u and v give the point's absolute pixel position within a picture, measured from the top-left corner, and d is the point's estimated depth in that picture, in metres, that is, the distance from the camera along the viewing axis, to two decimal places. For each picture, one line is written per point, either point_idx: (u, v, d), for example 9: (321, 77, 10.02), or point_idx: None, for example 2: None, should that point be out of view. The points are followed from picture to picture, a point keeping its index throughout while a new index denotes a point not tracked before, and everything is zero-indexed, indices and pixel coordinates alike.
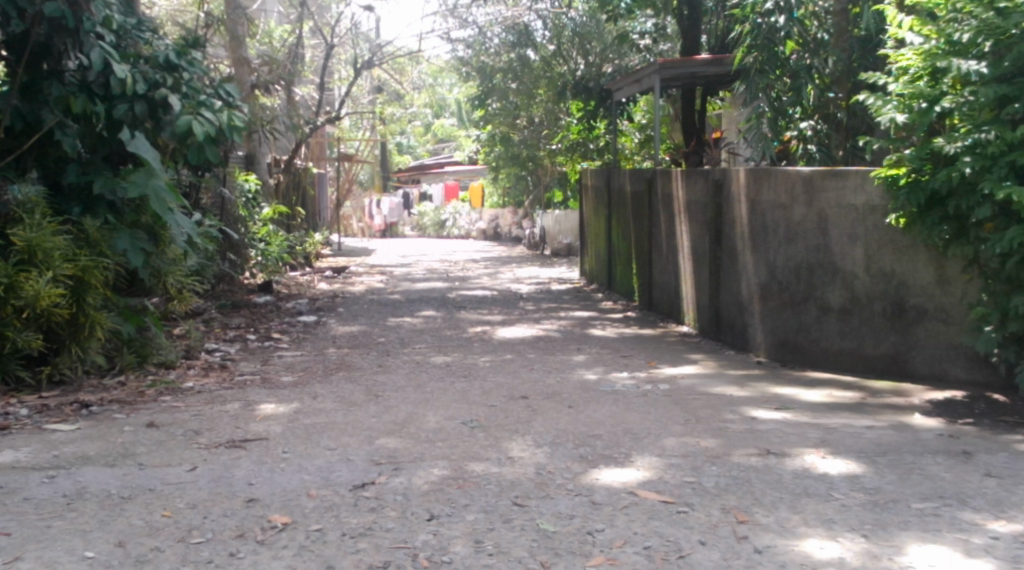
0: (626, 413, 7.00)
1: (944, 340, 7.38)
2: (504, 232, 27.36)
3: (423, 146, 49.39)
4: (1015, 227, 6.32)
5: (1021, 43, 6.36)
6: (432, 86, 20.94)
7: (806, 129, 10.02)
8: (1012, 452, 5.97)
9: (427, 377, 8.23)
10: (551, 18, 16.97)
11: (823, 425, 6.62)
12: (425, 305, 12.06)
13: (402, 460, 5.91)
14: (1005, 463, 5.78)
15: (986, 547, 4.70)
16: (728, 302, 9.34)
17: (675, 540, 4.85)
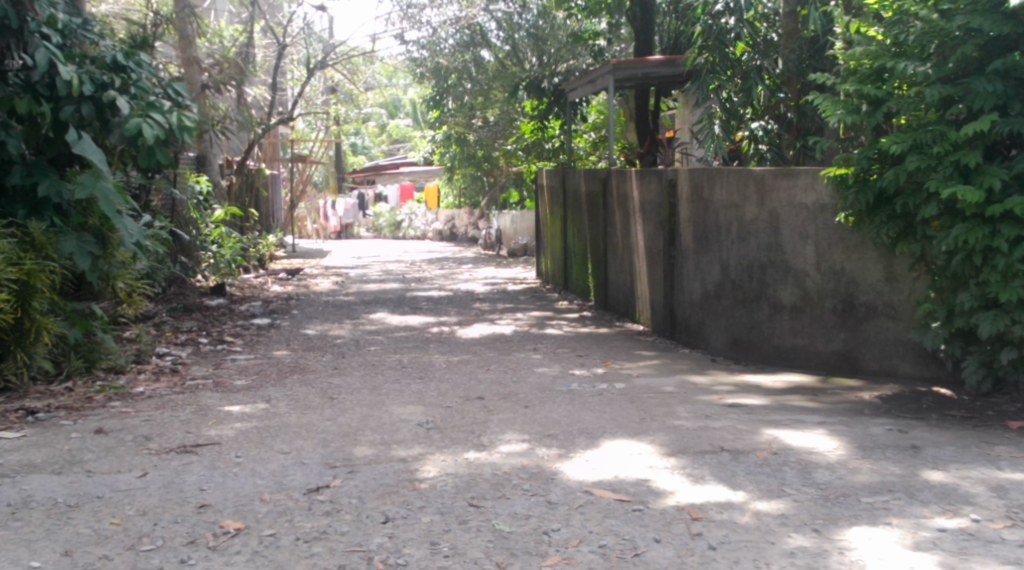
0: (581, 413, 7.05)
1: (894, 337, 7.50)
2: (460, 232, 27.36)
3: (379, 145, 49.29)
4: (960, 225, 6.47)
5: (963, 44, 6.52)
6: (386, 85, 20.89)
7: (757, 129, 10.28)
8: (959, 446, 6.10)
9: (382, 379, 8.21)
10: (504, 19, 16.86)
11: (775, 421, 6.72)
12: (380, 307, 12.03)
13: (358, 463, 5.90)
14: (952, 457, 5.91)
15: (933, 540, 4.81)
16: (682, 301, 9.44)
17: (630, 538, 4.90)
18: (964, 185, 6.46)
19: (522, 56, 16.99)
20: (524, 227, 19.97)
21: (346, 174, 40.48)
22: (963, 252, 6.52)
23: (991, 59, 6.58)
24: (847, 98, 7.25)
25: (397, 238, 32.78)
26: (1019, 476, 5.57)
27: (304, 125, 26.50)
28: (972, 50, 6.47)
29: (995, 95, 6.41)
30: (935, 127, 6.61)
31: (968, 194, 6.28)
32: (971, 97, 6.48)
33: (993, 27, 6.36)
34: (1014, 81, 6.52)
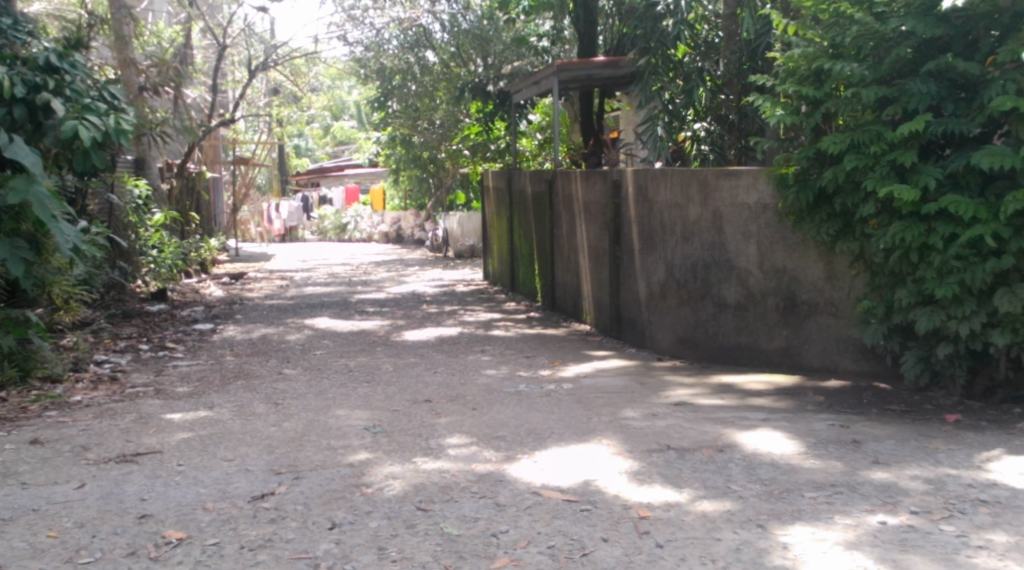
0: (528, 414, 7.06)
1: (834, 333, 7.62)
2: (406, 234, 27.25)
3: (322, 148, 48.84)
4: (897, 223, 6.59)
5: (899, 46, 6.64)
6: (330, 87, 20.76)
7: (700, 129, 10.40)
8: (899, 441, 6.21)
9: (328, 384, 8.15)
10: (449, 20, 16.81)
11: (720, 419, 6.79)
12: (325, 310, 11.95)
13: (303, 469, 5.85)
14: (892, 451, 6.02)
15: (874, 534, 4.89)
16: (628, 301, 9.49)
17: (579, 538, 4.91)
18: (901, 184, 6.59)
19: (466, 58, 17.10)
20: (471, 229, 19.97)
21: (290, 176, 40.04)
22: (900, 249, 6.65)
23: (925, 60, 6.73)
24: (787, 99, 7.39)
25: (343, 241, 32.54)
26: (956, 469, 5.69)
27: (246, 126, 26.18)
28: (906, 51, 6.62)
29: (930, 95, 6.55)
30: (871, 127, 6.74)
31: (904, 193, 6.40)
32: (907, 98, 6.61)
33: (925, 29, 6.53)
34: (947, 82, 6.67)
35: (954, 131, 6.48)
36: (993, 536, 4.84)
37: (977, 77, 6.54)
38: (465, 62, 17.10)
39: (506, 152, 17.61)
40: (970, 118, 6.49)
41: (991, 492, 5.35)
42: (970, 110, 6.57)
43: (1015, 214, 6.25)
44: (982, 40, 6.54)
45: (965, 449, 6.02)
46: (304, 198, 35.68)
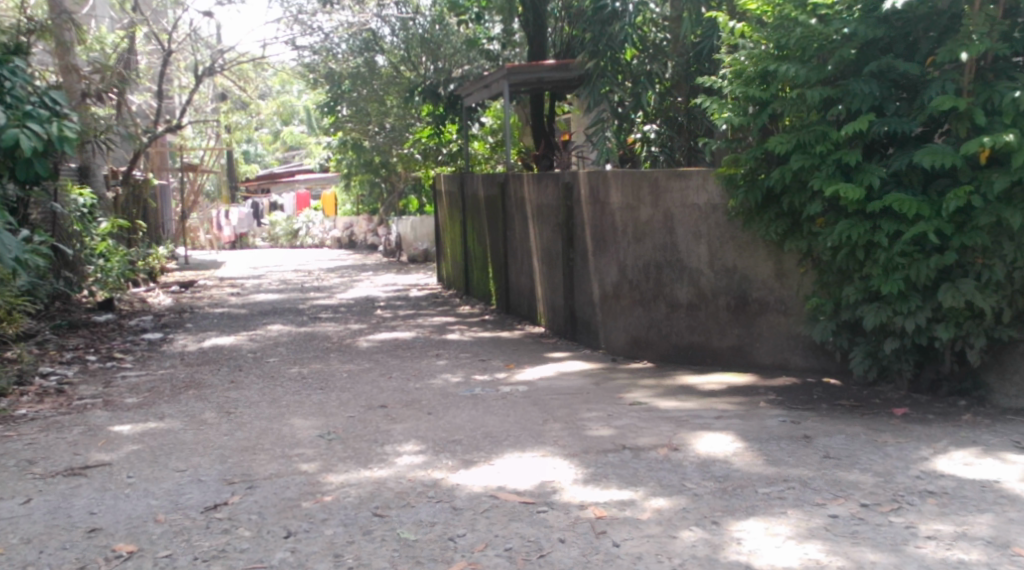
0: (484, 417, 7.07)
1: (784, 330, 7.75)
2: (359, 239, 27.11)
3: (272, 154, 48.45)
4: (843, 221, 6.70)
5: (842, 48, 6.74)
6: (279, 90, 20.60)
7: (649, 131, 10.41)
8: (849, 435, 6.31)
9: (282, 391, 8.10)
10: (400, 25, 16.69)
11: (674, 418, 6.86)
12: (277, 317, 11.86)
13: (257, 478, 5.80)
14: (842, 445, 6.12)
15: (826, 527, 4.96)
16: (582, 302, 9.54)
17: (536, 540, 4.92)
18: (847, 182, 6.69)
19: (416, 60, 17.01)
20: (425, 233, 19.94)
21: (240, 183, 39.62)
22: (847, 247, 6.75)
23: (868, 60, 6.82)
24: (735, 101, 7.47)
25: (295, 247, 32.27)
26: (904, 461, 5.79)
27: (194, 133, 25.86)
28: (850, 52, 6.71)
29: (873, 95, 6.65)
30: (817, 127, 6.83)
31: (849, 192, 6.50)
32: (850, 98, 6.71)
33: (867, 30, 6.63)
34: (889, 82, 6.79)
35: (897, 130, 6.60)
36: (942, 526, 4.93)
37: (918, 77, 6.67)
38: (415, 66, 17.14)
39: (458, 155, 17.62)
40: (913, 118, 6.60)
41: (938, 483, 5.45)
42: (912, 110, 6.70)
43: (957, 211, 6.38)
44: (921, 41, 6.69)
45: (913, 442, 6.13)
46: (255, 204, 35.30)
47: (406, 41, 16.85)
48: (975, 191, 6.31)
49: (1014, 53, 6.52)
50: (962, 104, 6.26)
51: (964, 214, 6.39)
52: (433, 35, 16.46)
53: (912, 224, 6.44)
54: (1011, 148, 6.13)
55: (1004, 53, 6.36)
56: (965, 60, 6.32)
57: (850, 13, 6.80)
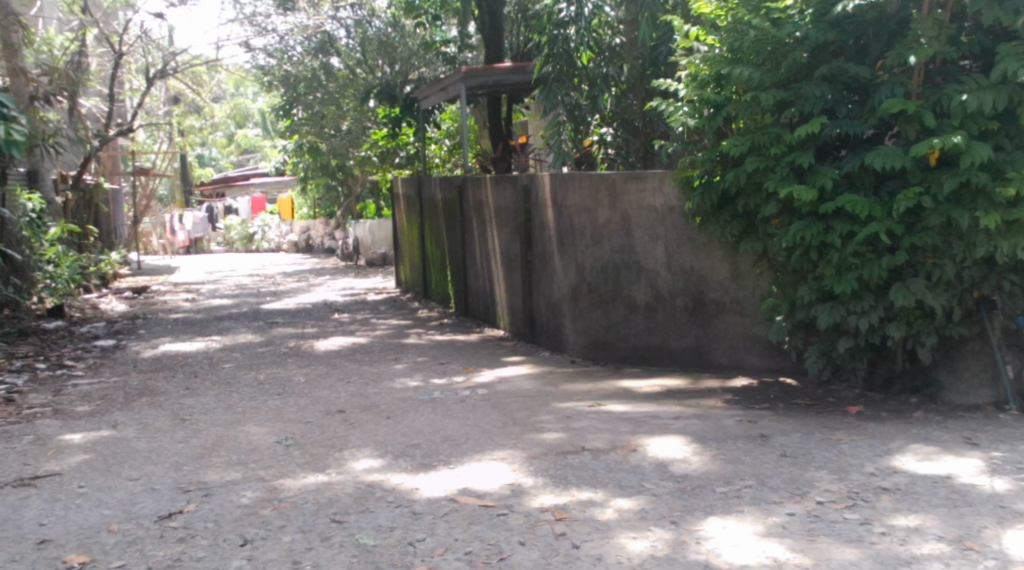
0: (443, 421, 7.06)
1: (741, 331, 7.84)
2: (315, 243, 26.93)
3: (227, 157, 47.98)
4: (797, 222, 6.77)
5: (795, 51, 6.82)
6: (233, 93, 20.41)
7: (606, 133, 10.35)
8: (804, 433, 6.38)
9: (238, 397, 8.02)
10: (355, 27, 16.65)
11: (633, 419, 6.89)
12: (233, 322, 11.75)
13: (213, 485, 5.75)
14: (798, 443, 6.18)
15: (782, 525, 5.00)
16: (540, 305, 9.57)
17: (496, 543, 4.92)
18: (800, 184, 6.78)
19: (374, 63, 16.90)
20: (383, 236, 19.85)
21: (195, 186, 39.20)
22: (801, 248, 6.83)
23: (820, 64, 6.90)
24: (690, 104, 7.53)
25: (251, 251, 31.98)
26: (859, 458, 5.86)
27: (146, 136, 25.53)
28: (801, 56, 6.78)
29: (824, 99, 6.75)
30: (770, 130, 6.90)
31: (802, 193, 6.58)
32: (802, 101, 6.80)
33: (818, 34, 6.72)
34: (841, 85, 6.88)
35: (849, 132, 6.69)
36: (896, 522, 4.99)
37: (869, 80, 6.77)
38: (371, 69, 16.99)
39: (416, 158, 17.63)
40: (864, 121, 6.70)
41: (891, 480, 5.52)
42: (863, 112, 6.79)
43: (907, 211, 6.49)
44: (872, 45, 6.81)
45: (867, 439, 6.21)
46: (209, 208, 34.91)
47: (362, 44, 16.73)
48: (925, 192, 6.42)
49: (961, 56, 6.64)
50: (912, 106, 6.36)
51: (914, 215, 6.50)
52: (390, 39, 16.47)
53: (864, 224, 6.54)
54: (959, 149, 6.24)
55: (952, 56, 6.48)
56: (913, 63, 6.43)
57: (801, 18, 6.89)
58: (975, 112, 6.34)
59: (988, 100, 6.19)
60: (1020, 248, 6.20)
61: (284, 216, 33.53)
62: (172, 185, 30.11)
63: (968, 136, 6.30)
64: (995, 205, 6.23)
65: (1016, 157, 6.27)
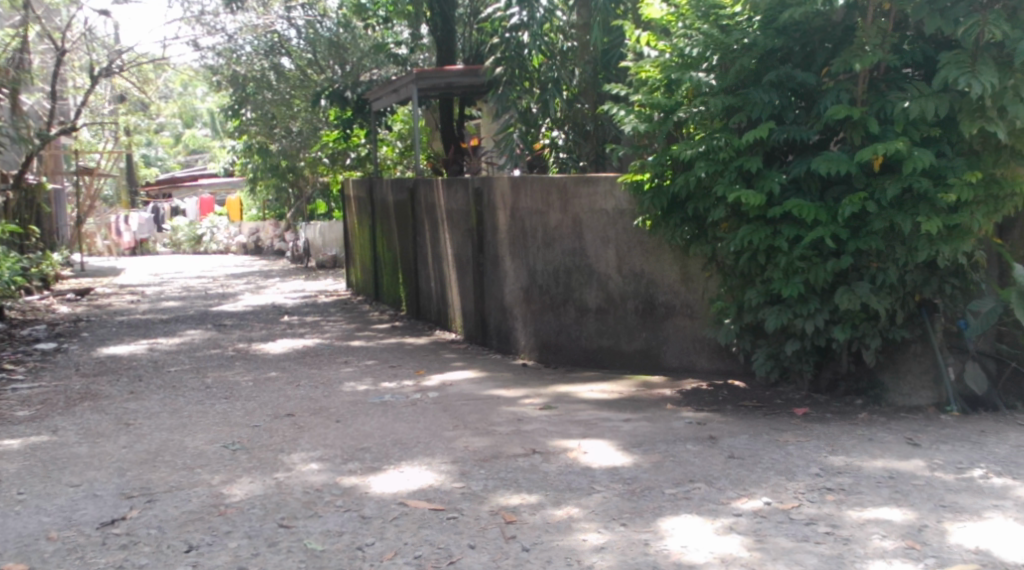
0: (393, 424, 7.02)
1: (691, 334, 7.90)
2: (265, 245, 26.67)
3: (175, 158, 47.29)
4: (745, 226, 6.84)
5: (742, 57, 6.91)
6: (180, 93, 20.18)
7: (557, 137, 10.34)
8: (752, 435, 6.44)
9: (184, 401, 7.92)
10: (305, 28, 16.51)
11: (583, 421, 6.92)
12: (181, 325, 11.60)
13: (157, 491, 5.66)
14: (746, 445, 6.24)
15: (731, 525, 5.04)
16: (492, 307, 9.57)
17: (445, 547, 4.90)
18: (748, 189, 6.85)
19: (325, 64, 16.80)
20: (334, 238, 19.64)
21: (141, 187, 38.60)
22: (749, 252, 6.91)
23: (767, 69, 6.99)
24: (641, 109, 7.57)
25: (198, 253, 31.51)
26: (804, 459, 5.93)
27: (91, 136, 25.07)
28: (749, 62, 6.86)
29: (771, 105, 6.84)
30: (720, 135, 6.95)
31: (751, 198, 6.64)
32: (750, 107, 6.89)
33: (765, 41, 6.84)
34: (788, 91, 6.98)
35: (796, 138, 6.81)
36: (840, 521, 5.05)
37: (815, 86, 6.87)
38: (322, 70, 16.87)
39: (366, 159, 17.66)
40: (810, 126, 6.81)
41: (836, 480, 5.59)
42: (809, 118, 6.92)
43: (852, 216, 6.59)
44: (818, 51, 6.92)
45: (813, 440, 6.28)
46: (155, 209, 34.35)
47: (313, 44, 16.65)
48: (869, 197, 6.52)
49: (903, 64, 6.75)
50: (856, 113, 6.45)
51: (859, 220, 6.61)
52: (340, 39, 16.38)
53: (810, 229, 6.63)
54: (902, 155, 6.35)
55: (895, 64, 6.58)
56: (858, 71, 6.52)
57: (749, 25, 6.98)
58: (918, 119, 6.47)
59: (930, 107, 6.31)
60: (960, 252, 6.33)
61: (233, 218, 33.16)
62: (118, 185, 29.63)
63: (910, 143, 6.40)
64: (937, 210, 6.35)
65: (957, 163, 6.39)
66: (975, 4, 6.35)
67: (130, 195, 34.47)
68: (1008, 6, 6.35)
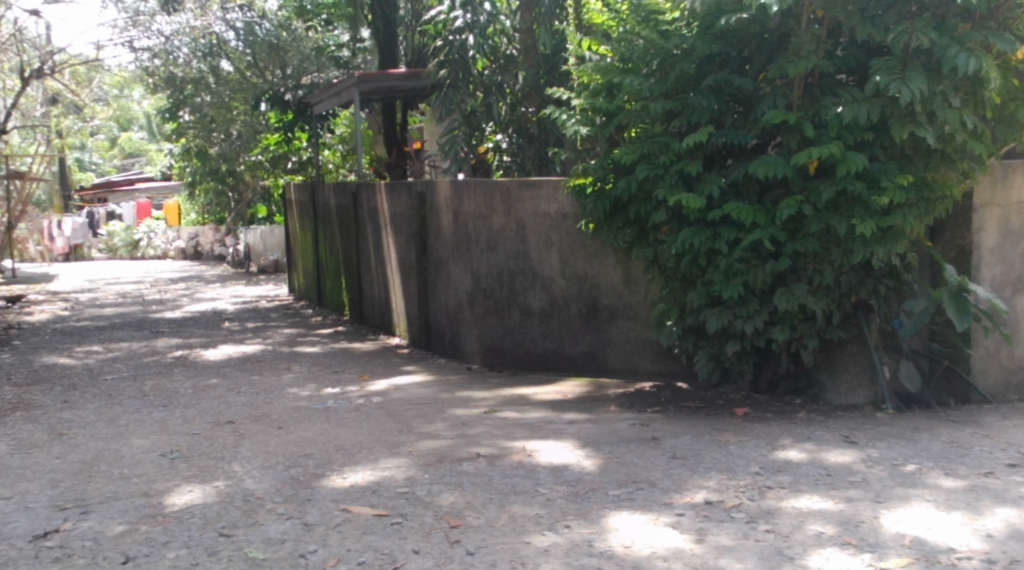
0: (337, 430, 6.96)
1: (634, 336, 8.02)
2: (206, 250, 26.12)
3: (116, 159, 46.16)
4: (686, 229, 6.97)
5: (682, 62, 7.05)
6: (115, 96, 19.68)
7: (501, 140, 10.41)
8: (694, 435, 6.55)
9: (120, 410, 7.74)
10: (246, 27, 15.76)
11: (528, 424, 6.96)
12: (118, 332, 11.32)
13: (93, 502, 5.55)
14: (688, 445, 6.35)
15: (673, 524, 5.13)
16: (436, 311, 9.56)
17: (389, 552, 4.89)
18: (688, 192, 6.96)
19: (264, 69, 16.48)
20: (274, 243, 19.56)
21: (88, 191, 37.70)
22: (690, 254, 7.03)
23: (706, 75, 7.10)
24: (583, 113, 7.69)
25: (134, 258, 30.53)
26: (744, 459, 6.05)
27: (20, 138, 24.30)
28: (687, 67, 6.99)
29: (709, 109, 6.96)
30: (660, 139, 7.08)
31: (691, 201, 6.76)
32: (689, 112, 7.02)
33: (703, 47, 6.93)
34: (726, 96, 7.11)
35: (733, 142, 6.94)
36: (779, 519, 5.17)
37: (751, 92, 7.01)
38: (262, 73, 16.43)
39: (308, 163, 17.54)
40: (747, 131, 6.96)
41: (775, 479, 5.71)
42: (747, 122, 7.05)
43: (789, 219, 6.77)
44: (753, 59, 7.05)
45: (753, 440, 6.42)
46: (91, 212, 33.19)
47: (252, 48, 15.90)
48: (806, 201, 6.69)
49: (837, 70, 6.88)
50: (792, 118, 6.61)
51: (796, 222, 6.77)
52: (281, 41, 15.98)
53: (748, 231, 6.77)
54: (837, 159, 6.54)
55: (829, 70, 6.72)
56: (794, 76, 6.68)
57: (688, 31, 7.11)
58: (852, 123, 6.61)
59: (862, 112, 6.45)
60: (894, 253, 6.52)
61: (170, 222, 32.29)
62: (49, 188, 28.74)
63: (845, 147, 6.56)
64: (871, 212, 6.51)
65: (889, 167, 6.55)
66: (903, 12, 6.46)
67: (72, 197, 33.47)
68: (935, 13, 6.49)
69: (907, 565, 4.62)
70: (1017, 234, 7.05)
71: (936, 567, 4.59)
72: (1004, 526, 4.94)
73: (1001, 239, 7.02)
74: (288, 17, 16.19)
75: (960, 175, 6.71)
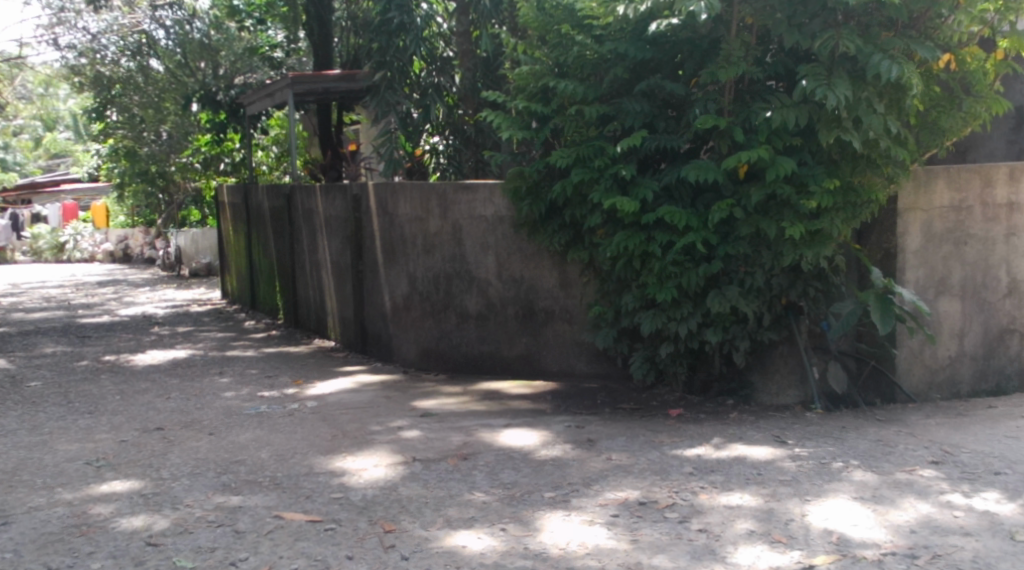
0: (270, 435, 6.86)
1: (570, 338, 8.06)
2: (136, 253, 25.54)
3: (41, 160, 44.87)
4: (620, 232, 7.02)
5: (616, 67, 7.14)
6: (39, 95, 19.15)
7: (438, 143, 10.41)
8: (628, 437, 6.60)
9: (44, 417, 7.53)
10: (176, 27, 15.50)
11: (464, 428, 6.93)
12: (41, 337, 11.02)
13: (14, 513, 5.39)
14: (622, 447, 6.39)
15: (608, 525, 5.16)
16: (372, 315, 9.49)
17: (322, 558, 4.84)
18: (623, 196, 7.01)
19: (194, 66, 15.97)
20: (206, 246, 19.23)
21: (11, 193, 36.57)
22: (625, 257, 7.09)
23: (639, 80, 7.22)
24: (518, 116, 7.70)
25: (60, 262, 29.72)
26: (678, 459, 6.11)
27: None
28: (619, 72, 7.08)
29: (642, 114, 7.08)
30: (594, 143, 7.14)
31: (626, 204, 6.82)
32: (623, 116, 7.11)
33: (635, 52, 7.00)
34: (660, 101, 7.20)
35: (666, 146, 7.03)
36: (710, 517, 5.22)
37: (684, 97, 7.10)
38: (191, 72, 15.96)
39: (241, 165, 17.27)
40: (680, 135, 7.06)
41: (708, 479, 5.77)
42: (680, 127, 7.13)
43: (721, 222, 6.86)
44: (684, 65, 7.14)
45: (686, 441, 6.49)
46: (14, 215, 32.19)
47: (182, 46, 15.59)
48: (737, 204, 6.79)
49: (767, 77, 6.96)
50: (722, 123, 6.70)
51: (728, 226, 6.88)
52: (212, 41, 15.64)
53: (682, 234, 6.84)
54: (766, 163, 6.63)
55: (758, 77, 6.82)
56: (723, 82, 6.79)
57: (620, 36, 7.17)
58: (781, 128, 6.72)
59: (791, 117, 6.56)
60: (822, 256, 6.63)
61: (97, 224, 31.51)
62: None
63: (774, 151, 6.67)
64: (799, 215, 6.65)
65: (817, 172, 6.67)
66: (829, 20, 6.58)
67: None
68: (860, 22, 6.64)
69: (835, 561, 4.70)
70: (938, 237, 7.23)
71: (862, 562, 4.68)
72: (926, 521, 5.06)
73: (924, 243, 7.19)
74: (219, 16, 15.81)
75: (886, 180, 6.79)
